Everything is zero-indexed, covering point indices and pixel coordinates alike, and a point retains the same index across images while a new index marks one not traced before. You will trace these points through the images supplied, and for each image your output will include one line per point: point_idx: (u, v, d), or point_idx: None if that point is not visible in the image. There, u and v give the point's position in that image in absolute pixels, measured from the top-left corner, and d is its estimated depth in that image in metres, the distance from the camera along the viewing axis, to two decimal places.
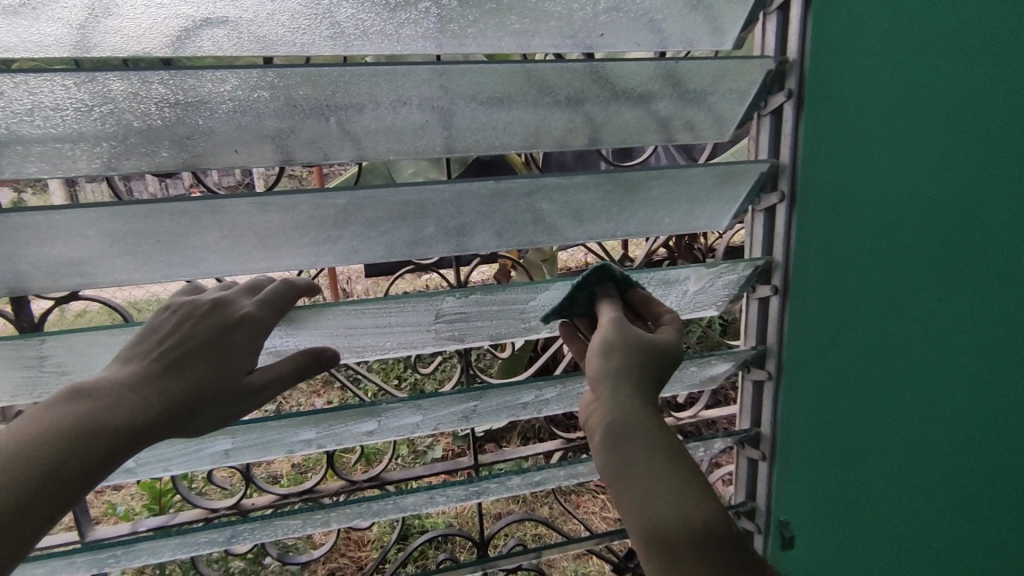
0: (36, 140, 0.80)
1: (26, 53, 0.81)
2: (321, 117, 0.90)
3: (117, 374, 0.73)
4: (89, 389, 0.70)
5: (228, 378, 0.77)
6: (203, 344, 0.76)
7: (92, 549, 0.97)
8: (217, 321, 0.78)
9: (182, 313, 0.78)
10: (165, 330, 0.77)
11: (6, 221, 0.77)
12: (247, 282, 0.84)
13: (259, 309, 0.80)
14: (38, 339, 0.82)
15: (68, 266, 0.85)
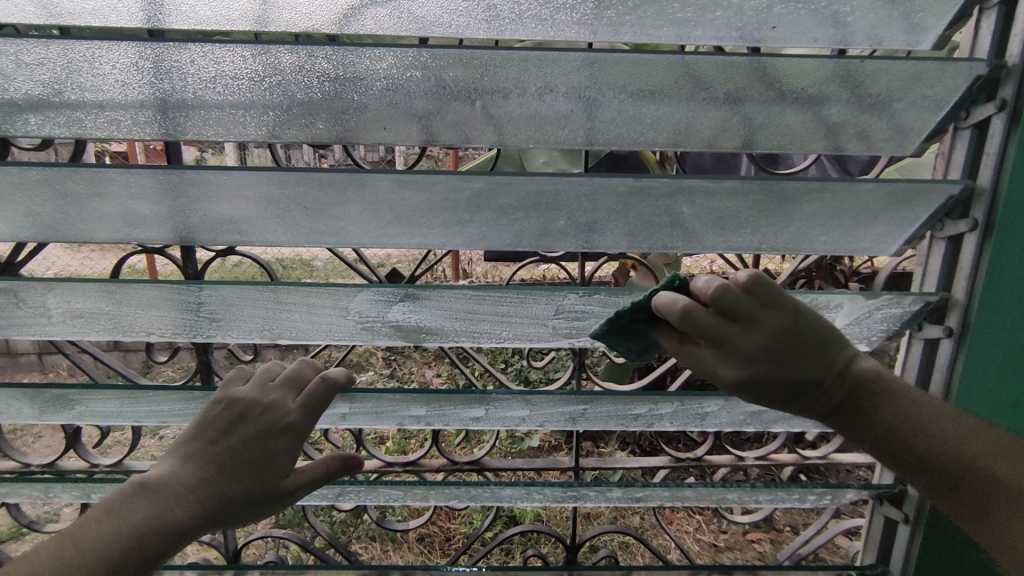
0: (215, 106, 0.88)
1: (217, 25, 0.89)
2: (468, 100, 0.90)
3: (173, 471, 0.76)
4: (149, 488, 0.74)
5: (269, 484, 0.81)
6: (251, 447, 0.81)
7: None
8: (265, 424, 0.83)
9: (234, 409, 0.84)
10: (218, 427, 0.81)
11: (185, 176, 0.87)
12: (288, 377, 0.89)
13: (300, 416, 0.85)
14: (198, 286, 0.90)
15: (228, 223, 0.93)
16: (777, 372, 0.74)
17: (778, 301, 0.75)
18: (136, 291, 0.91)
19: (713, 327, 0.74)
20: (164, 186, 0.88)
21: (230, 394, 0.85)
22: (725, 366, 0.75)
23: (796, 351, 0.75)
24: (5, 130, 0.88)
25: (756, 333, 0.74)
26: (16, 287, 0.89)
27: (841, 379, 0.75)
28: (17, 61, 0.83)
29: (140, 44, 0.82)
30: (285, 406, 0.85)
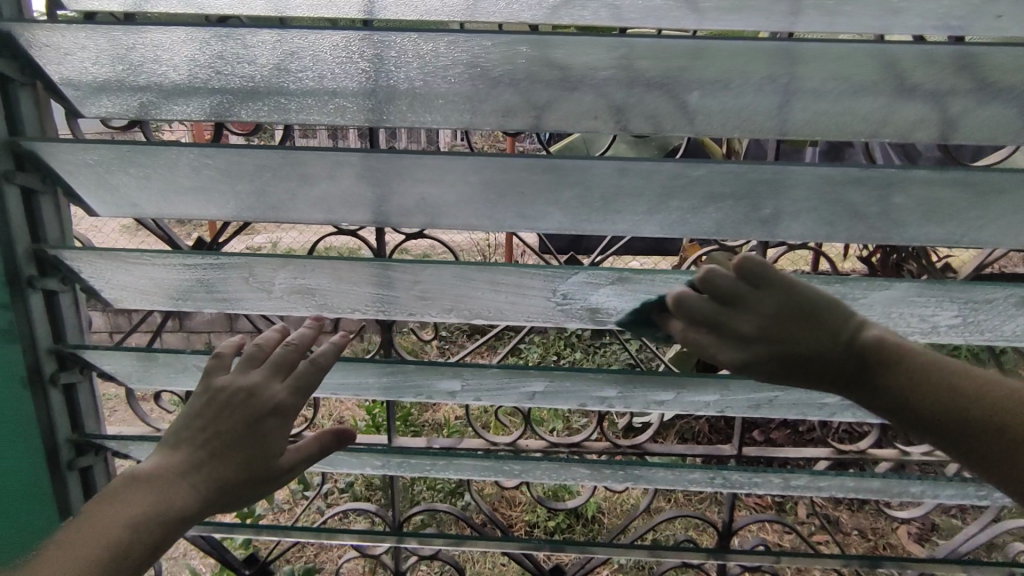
0: (443, 93, 0.94)
1: (426, 16, 0.96)
2: (663, 91, 0.95)
3: (162, 458, 0.80)
4: (139, 478, 0.78)
5: (262, 464, 0.83)
6: (240, 431, 0.82)
7: (411, 455, 1.09)
8: (250, 408, 0.84)
9: (217, 398, 0.84)
10: (208, 416, 0.83)
11: (423, 160, 0.90)
12: (274, 358, 0.89)
13: (291, 396, 0.86)
14: (425, 266, 0.95)
15: (438, 211, 0.95)
16: (781, 351, 0.74)
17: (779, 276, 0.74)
18: (362, 268, 0.96)
19: (716, 313, 0.75)
20: (382, 169, 0.91)
21: (213, 384, 0.86)
22: (629, 323, 0.88)
23: (790, 331, 0.74)
24: (230, 116, 0.94)
25: (761, 312, 0.74)
26: (257, 262, 0.95)
27: (851, 355, 0.74)
28: (261, 50, 0.87)
29: (369, 33, 0.87)
30: (268, 386, 0.86)
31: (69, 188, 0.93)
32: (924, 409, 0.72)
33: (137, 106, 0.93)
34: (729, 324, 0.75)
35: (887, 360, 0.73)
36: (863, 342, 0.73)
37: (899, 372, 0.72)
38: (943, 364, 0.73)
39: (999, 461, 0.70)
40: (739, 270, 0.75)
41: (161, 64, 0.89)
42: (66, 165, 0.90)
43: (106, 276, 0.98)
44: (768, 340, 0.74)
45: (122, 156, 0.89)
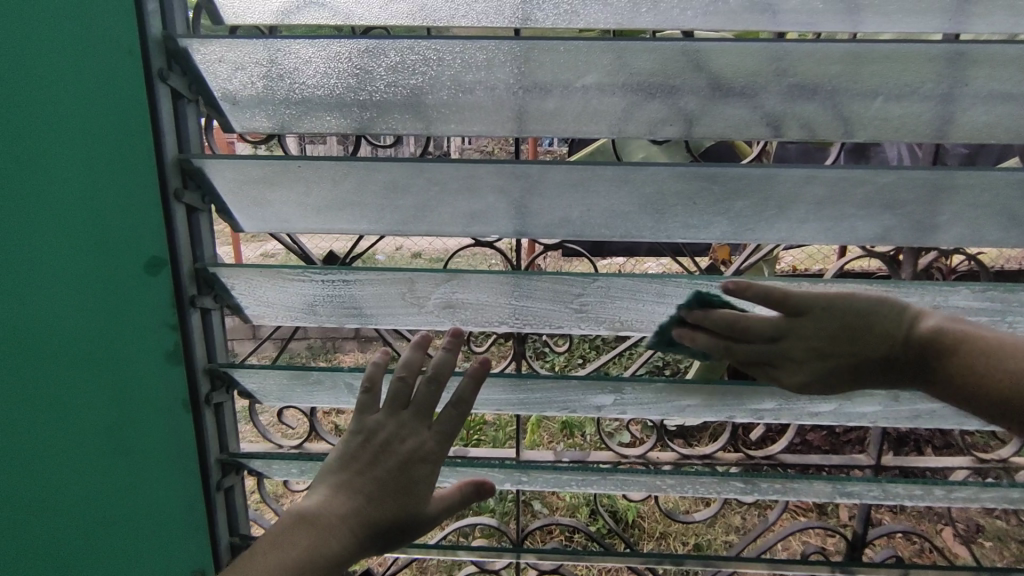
0: (602, 102, 0.92)
1: (581, 25, 0.90)
2: (823, 100, 0.91)
3: (322, 498, 0.77)
4: (303, 518, 0.74)
5: (415, 513, 0.78)
6: (394, 477, 0.78)
7: (557, 471, 1.06)
8: (402, 453, 0.80)
9: (371, 440, 0.81)
10: (361, 460, 0.79)
11: (598, 172, 0.87)
12: (420, 403, 0.84)
13: (439, 444, 0.82)
14: (592, 279, 0.93)
15: (598, 222, 0.94)
16: (843, 358, 0.85)
17: (812, 303, 0.83)
18: (523, 281, 0.94)
19: (764, 351, 0.86)
20: (547, 181, 0.88)
21: (365, 424, 0.82)
22: (789, 372, 0.88)
23: (847, 347, 0.84)
24: (371, 131, 0.92)
25: (808, 338, 0.85)
26: (416, 277, 0.93)
27: (907, 351, 0.83)
28: (417, 63, 0.86)
29: (518, 45, 0.85)
30: (412, 432, 0.82)
31: (222, 204, 0.92)
32: (884, 351, 0.83)
33: (279, 118, 0.91)
34: (770, 356, 0.87)
35: (875, 323, 0.83)
36: (921, 336, 0.82)
37: (952, 364, 0.81)
38: (879, 304, 0.83)
39: (935, 376, 0.82)
40: (783, 305, 0.83)
41: (313, 79, 0.87)
42: (226, 182, 0.89)
43: (258, 293, 0.96)
44: (819, 360, 0.86)
45: (284, 170, 0.87)
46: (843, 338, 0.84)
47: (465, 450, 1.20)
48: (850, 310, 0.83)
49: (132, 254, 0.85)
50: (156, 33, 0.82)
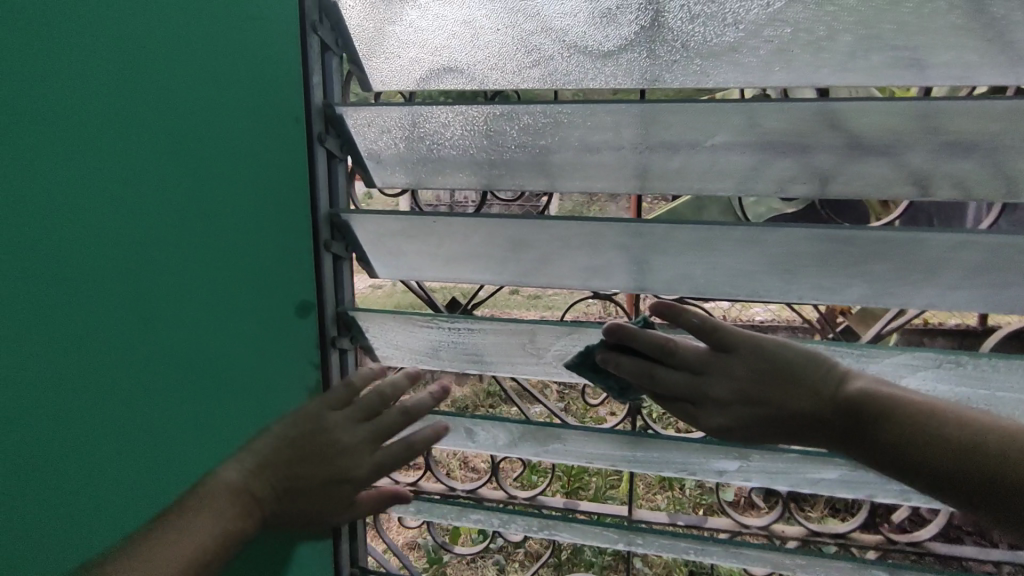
0: (728, 157, 0.91)
1: (714, 82, 0.89)
2: (979, 157, 0.84)
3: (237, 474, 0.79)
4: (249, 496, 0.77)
5: (268, 509, 0.80)
6: (297, 464, 0.84)
7: (673, 536, 1.02)
8: (315, 445, 0.87)
9: (298, 427, 0.87)
10: (292, 441, 0.86)
11: (729, 232, 0.84)
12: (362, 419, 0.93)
13: (370, 464, 0.90)
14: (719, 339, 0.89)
15: (723, 281, 0.92)
16: (760, 409, 0.82)
17: (744, 343, 0.83)
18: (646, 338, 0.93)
19: (680, 382, 0.85)
20: (671, 240, 0.88)
21: (312, 415, 0.89)
22: (709, 414, 0.85)
23: (782, 398, 0.81)
24: (500, 186, 0.98)
25: (731, 377, 0.83)
26: (537, 329, 0.96)
27: (839, 414, 0.78)
28: (547, 126, 0.90)
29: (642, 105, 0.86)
30: (354, 446, 0.90)
31: (364, 254, 1.02)
32: (941, 465, 0.71)
33: (417, 176, 0.99)
34: (687, 390, 0.85)
35: (913, 422, 0.74)
36: (853, 398, 0.78)
37: (885, 433, 0.75)
38: (950, 417, 0.73)
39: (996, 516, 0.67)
40: (707, 337, 0.84)
41: (450, 141, 0.94)
42: (369, 234, 0.99)
43: (388, 336, 1.04)
44: (743, 406, 0.83)
45: (420, 225, 0.95)
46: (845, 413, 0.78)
47: (576, 502, 1.19)
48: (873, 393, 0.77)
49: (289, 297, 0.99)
50: (317, 106, 0.94)
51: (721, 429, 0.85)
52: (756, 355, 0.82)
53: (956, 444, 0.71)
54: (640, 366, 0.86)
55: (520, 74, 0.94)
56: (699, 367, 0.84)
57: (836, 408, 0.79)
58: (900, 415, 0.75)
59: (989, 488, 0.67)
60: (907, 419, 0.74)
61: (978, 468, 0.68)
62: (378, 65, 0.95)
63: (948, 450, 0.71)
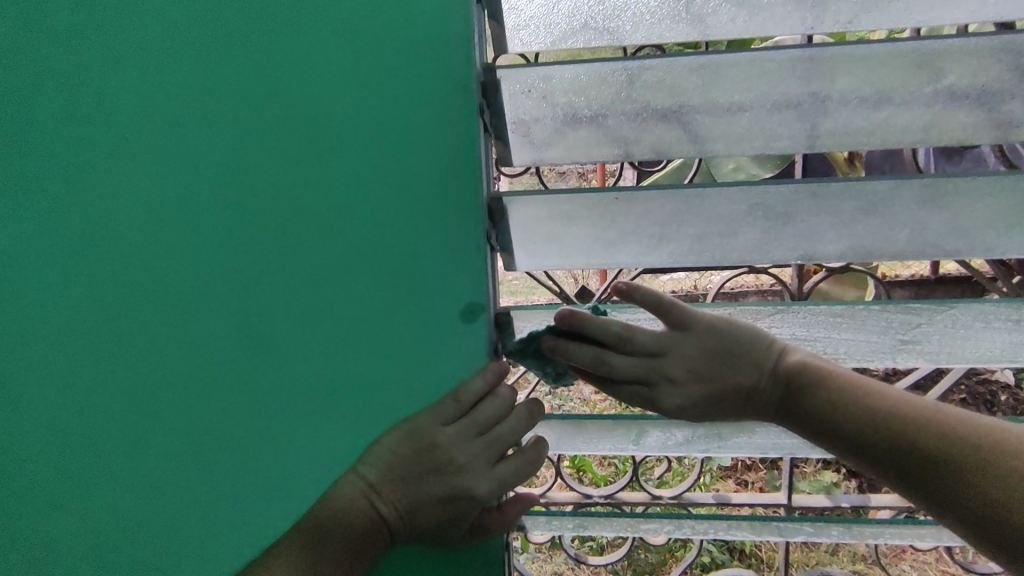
0: (930, 110, 0.79)
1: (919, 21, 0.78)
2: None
3: (345, 496, 0.79)
4: (333, 527, 0.78)
5: (376, 537, 0.80)
6: (400, 494, 0.80)
7: (863, 522, 0.95)
8: (423, 471, 0.80)
9: (408, 447, 0.80)
10: (405, 470, 0.80)
11: (944, 184, 0.77)
12: (500, 442, 0.81)
13: (481, 491, 0.81)
14: (937, 307, 0.81)
15: (931, 242, 0.83)
16: (710, 387, 0.77)
17: (695, 317, 0.77)
18: (856, 313, 0.83)
19: (640, 367, 0.76)
20: (890, 199, 0.79)
21: (428, 437, 0.80)
22: (665, 395, 0.78)
23: (722, 371, 0.77)
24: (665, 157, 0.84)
25: (686, 357, 0.77)
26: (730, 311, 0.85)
27: (773, 384, 0.76)
28: (736, 79, 0.78)
29: (804, 50, 0.76)
30: (472, 472, 0.80)
31: (509, 245, 0.86)
32: (869, 434, 0.70)
33: (563, 151, 0.83)
34: (642, 375, 0.77)
35: (816, 376, 0.74)
36: (785, 368, 0.76)
37: (813, 401, 0.73)
38: (868, 383, 0.73)
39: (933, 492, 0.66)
40: (665, 317, 0.77)
41: (617, 105, 0.81)
42: (528, 216, 0.85)
43: None
44: (696, 383, 0.77)
45: (588, 204, 0.82)
46: (716, 367, 0.77)
47: (729, 497, 1.10)
48: (847, 375, 0.74)
49: (448, 303, 0.84)
50: (474, 68, 0.79)
51: (680, 409, 0.78)
52: (718, 334, 0.77)
53: (884, 424, 0.70)
54: (582, 348, 0.76)
55: (667, 25, 0.79)
56: (671, 343, 0.77)
57: (766, 378, 0.76)
58: (760, 367, 0.77)
59: (943, 466, 0.65)
60: (752, 367, 0.76)
61: (909, 442, 0.68)
62: (524, 23, 0.81)
63: (900, 422, 0.69)
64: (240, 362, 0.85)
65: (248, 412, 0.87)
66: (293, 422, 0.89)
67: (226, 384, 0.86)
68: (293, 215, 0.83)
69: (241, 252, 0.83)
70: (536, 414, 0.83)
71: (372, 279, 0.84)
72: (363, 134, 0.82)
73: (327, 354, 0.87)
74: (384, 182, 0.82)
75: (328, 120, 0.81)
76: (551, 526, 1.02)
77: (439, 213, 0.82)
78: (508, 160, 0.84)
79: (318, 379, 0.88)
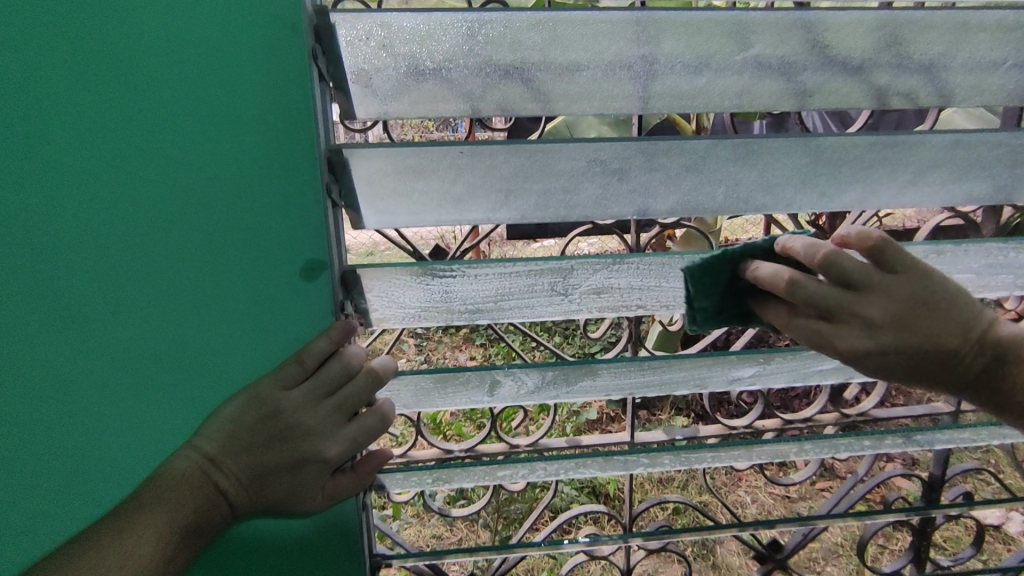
0: (740, 76, 0.88)
1: None
2: (933, 75, 0.92)
3: (179, 470, 0.74)
4: (166, 500, 0.72)
5: (216, 510, 0.75)
6: (243, 461, 0.76)
7: (690, 449, 1.07)
8: (266, 437, 0.77)
9: (249, 413, 0.76)
10: (248, 436, 0.76)
11: (751, 144, 0.86)
12: (350, 402, 0.79)
13: (333, 452, 0.79)
14: None
15: (743, 198, 0.93)
16: (907, 338, 0.77)
17: (911, 264, 0.78)
18: (684, 262, 0.91)
19: (851, 308, 0.77)
20: (709, 157, 0.87)
21: (271, 401, 0.77)
22: (854, 335, 0.78)
23: (925, 322, 0.78)
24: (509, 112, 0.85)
25: (892, 298, 0.77)
26: (574, 265, 0.88)
27: (973, 349, 0.80)
28: (574, 39, 0.81)
29: (634, 13, 0.80)
30: (322, 433, 0.79)
31: (353, 201, 0.83)
32: (934, 329, 0.78)
33: (405, 102, 0.80)
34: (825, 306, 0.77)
35: (930, 292, 0.77)
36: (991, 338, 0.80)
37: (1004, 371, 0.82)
38: (951, 290, 0.79)
39: None
40: (833, 269, 0.76)
41: (461, 58, 0.80)
42: (371, 173, 0.81)
43: (394, 295, 0.88)
44: (888, 328, 0.78)
45: (431, 159, 0.81)
46: (929, 307, 0.78)
47: (581, 438, 1.18)
48: (939, 285, 0.78)
49: (289, 260, 0.81)
50: (306, 9, 0.73)
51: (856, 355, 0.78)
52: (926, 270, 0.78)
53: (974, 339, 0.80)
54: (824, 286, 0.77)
55: None
56: (908, 289, 0.77)
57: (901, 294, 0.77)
58: (917, 288, 0.77)
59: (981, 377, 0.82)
60: (910, 284, 0.77)
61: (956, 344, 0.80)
62: None
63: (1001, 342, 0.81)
64: (53, 327, 0.79)
65: (68, 381, 0.81)
66: (126, 391, 0.83)
67: (35, 354, 0.79)
68: (102, 165, 0.75)
69: (46, 208, 0.75)
70: (391, 371, 0.81)
71: (199, 238, 0.78)
72: (180, 75, 0.74)
73: (156, 318, 0.81)
74: (208, 134, 0.76)
75: (136, 61, 0.73)
76: (409, 483, 1.01)
77: (274, 166, 0.78)
78: (351, 114, 0.80)
79: (147, 342, 0.82)
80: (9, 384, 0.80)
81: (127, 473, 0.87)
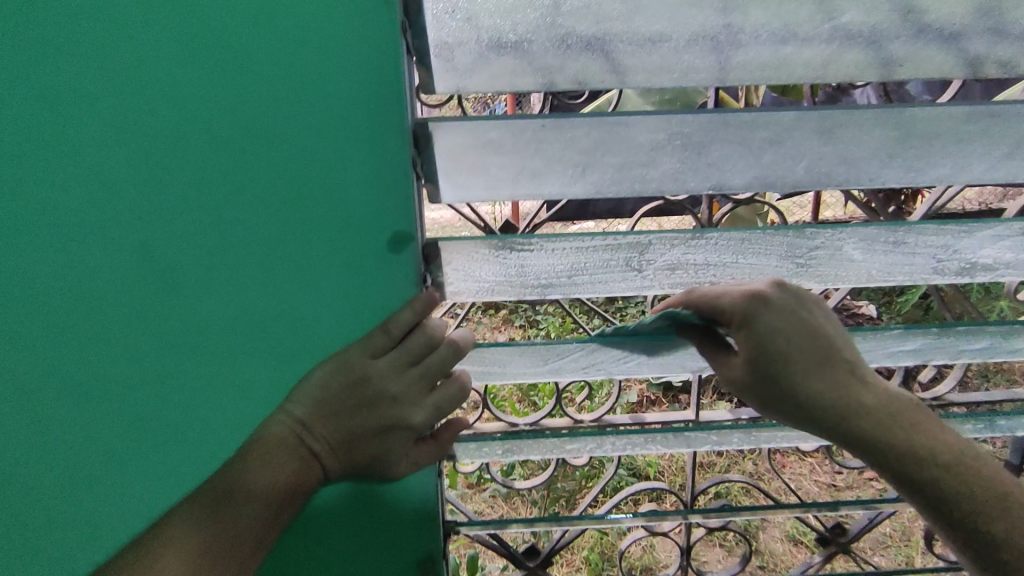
0: (829, 45, 0.85)
1: None
2: None
3: (276, 435, 0.78)
4: (264, 464, 0.77)
5: (310, 473, 0.79)
6: (333, 427, 0.79)
7: (758, 428, 1.07)
8: (355, 405, 0.80)
9: (338, 381, 0.79)
10: (338, 403, 0.79)
11: (839, 116, 0.84)
12: (433, 372, 0.81)
13: (416, 420, 0.82)
14: (829, 230, 0.88)
15: (825, 172, 0.90)
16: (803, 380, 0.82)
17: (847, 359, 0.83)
18: (762, 238, 0.89)
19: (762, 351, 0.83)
20: (794, 130, 0.85)
21: (359, 370, 0.79)
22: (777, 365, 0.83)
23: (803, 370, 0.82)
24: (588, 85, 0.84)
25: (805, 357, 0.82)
26: (651, 241, 0.87)
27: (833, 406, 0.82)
28: (659, 8, 0.79)
29: None
30: (406, 401, 0.81)
31: (433, 175, 0.85)
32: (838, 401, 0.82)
33: (487, 75, 0.81)
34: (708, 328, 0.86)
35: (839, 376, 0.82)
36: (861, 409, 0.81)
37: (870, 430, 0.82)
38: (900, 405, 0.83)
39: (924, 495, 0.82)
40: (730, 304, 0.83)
41: (543, 30, 0.79)
42: (451, 146, 0.82)
43: (472, 269, 0.89)
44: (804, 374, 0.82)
45: (512, 133, 0.81)
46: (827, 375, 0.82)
47: (645, 415, 1.18)
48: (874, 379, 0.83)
49: (373, 235, 0.83)
50: None
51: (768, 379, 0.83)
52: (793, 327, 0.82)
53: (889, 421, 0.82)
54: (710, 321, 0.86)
55: None
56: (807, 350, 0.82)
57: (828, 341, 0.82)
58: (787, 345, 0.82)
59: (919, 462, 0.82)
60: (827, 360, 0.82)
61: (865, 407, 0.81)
62: None
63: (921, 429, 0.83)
64: (156, 298, 0.83)
65: (170, 348, 0.86)
66: (221, 358, 0.88)
67: (138, 321, 0.84)
68: (202, 142, 0.78)
69: (152, 184, 0.79)
70: (470, 342, 0.83)
71: (290, 212, 0.81)
72: (274, 51, 0.76)
73: (248, 288, 0.84)
74: (300, 110, 0.78)
75: (234, 37, 0.75)
76: (479, 453, 1.04)
77: (359, 140, 0.80)
78: (432, 87, 0.81)
79: (240, 311, 0.85)
80: (118, 350, 0.85)
81: (219, 436, 0.92)
